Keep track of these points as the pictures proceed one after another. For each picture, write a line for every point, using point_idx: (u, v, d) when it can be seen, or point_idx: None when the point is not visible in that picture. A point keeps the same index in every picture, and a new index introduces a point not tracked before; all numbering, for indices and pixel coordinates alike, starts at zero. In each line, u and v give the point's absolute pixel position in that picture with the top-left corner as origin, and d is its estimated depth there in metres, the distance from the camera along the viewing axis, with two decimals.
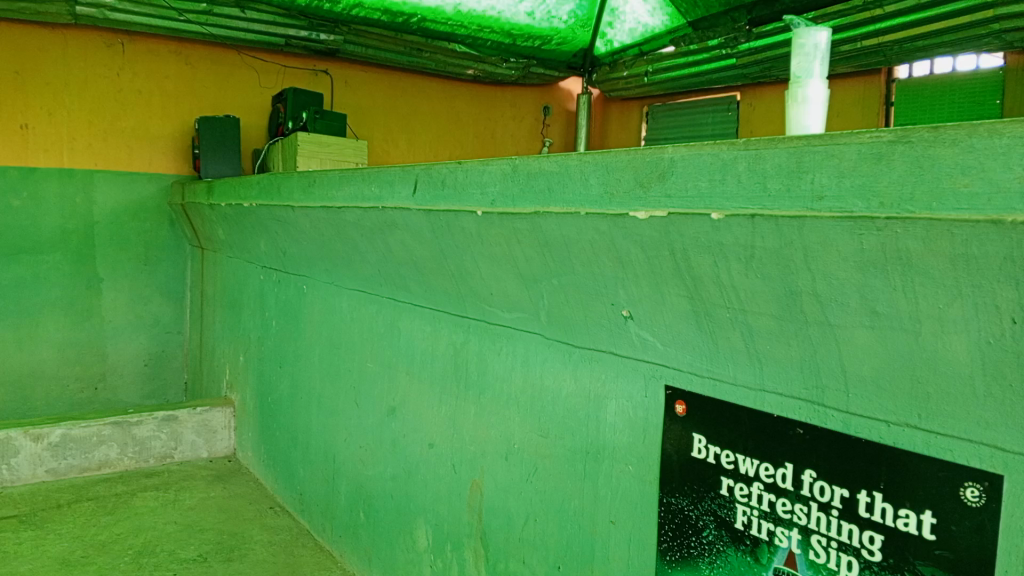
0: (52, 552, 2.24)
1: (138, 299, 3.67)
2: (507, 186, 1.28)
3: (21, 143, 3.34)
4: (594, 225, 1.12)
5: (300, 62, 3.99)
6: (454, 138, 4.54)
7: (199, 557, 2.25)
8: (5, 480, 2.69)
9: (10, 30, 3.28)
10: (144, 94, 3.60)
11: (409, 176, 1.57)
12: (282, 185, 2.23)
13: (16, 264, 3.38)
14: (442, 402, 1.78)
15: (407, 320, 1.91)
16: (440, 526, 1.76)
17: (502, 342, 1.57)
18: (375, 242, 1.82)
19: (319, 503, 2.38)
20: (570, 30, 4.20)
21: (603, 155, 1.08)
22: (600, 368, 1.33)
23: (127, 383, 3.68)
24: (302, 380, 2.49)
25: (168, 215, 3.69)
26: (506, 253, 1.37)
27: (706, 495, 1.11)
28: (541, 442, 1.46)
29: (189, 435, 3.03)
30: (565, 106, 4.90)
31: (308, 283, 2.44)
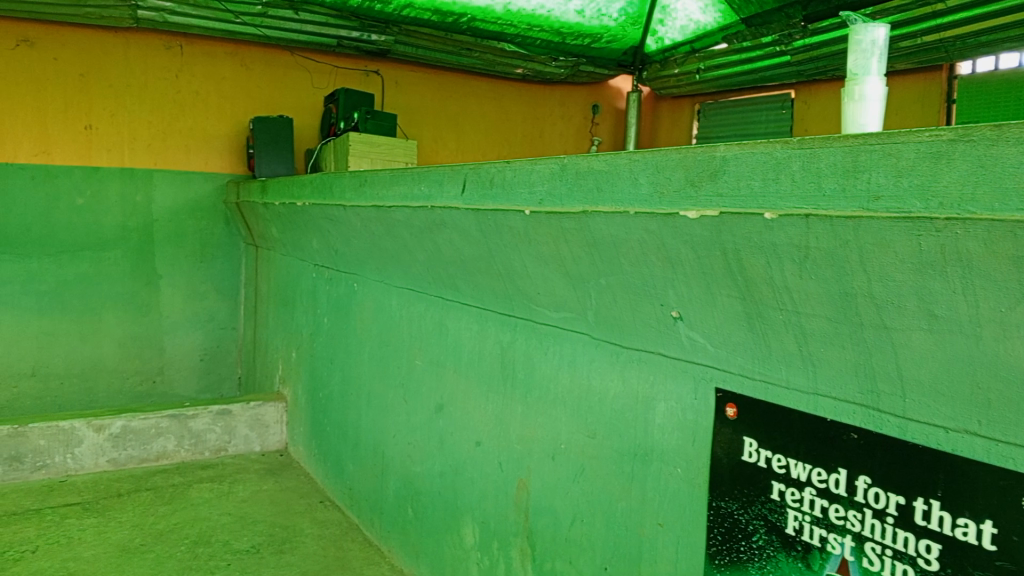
0: (112, 539, 2.32)
1: (195, 295, 3.77)
2: (555, 185, 1.28)
3: (85, 143, 3.47)
4: (643, 224, 1.12)
5: (352, 64, 4.05)
6: (502, 137, 4.54)
7: (252, 548, 2.30)
8: (70, 469, 2.79)
9: (75, 34, 3.40)
10: (202, 96, 3.70)
11: (457, 176, 1.58)
12: (334, 184, 2.27)
13: (80, 261, 3.51)
14: (489, 401, 1.79)
15: (455, 318, 1.93)
16: (486, 523, 1.77)
17: (549, 342, 1.57)
18: (425, 241, 1.84)
19: (368, 498, 2.41)
20: (620, 28, 4.10)
21: (653, 153, 1.07)
22: (647, 368, 1.32)
23: (183, 377, 3.79)
24: (353, 376, 2.53)
25: (224, 214, 3.79)
26: (553, 252, 1.37)
27: (757, 499, 1.10)
28: (588, 442, 1.46)
29: (243, 429, 3.11)
30: (614, 104, 4.86)
31: (358, 281, 2.48)
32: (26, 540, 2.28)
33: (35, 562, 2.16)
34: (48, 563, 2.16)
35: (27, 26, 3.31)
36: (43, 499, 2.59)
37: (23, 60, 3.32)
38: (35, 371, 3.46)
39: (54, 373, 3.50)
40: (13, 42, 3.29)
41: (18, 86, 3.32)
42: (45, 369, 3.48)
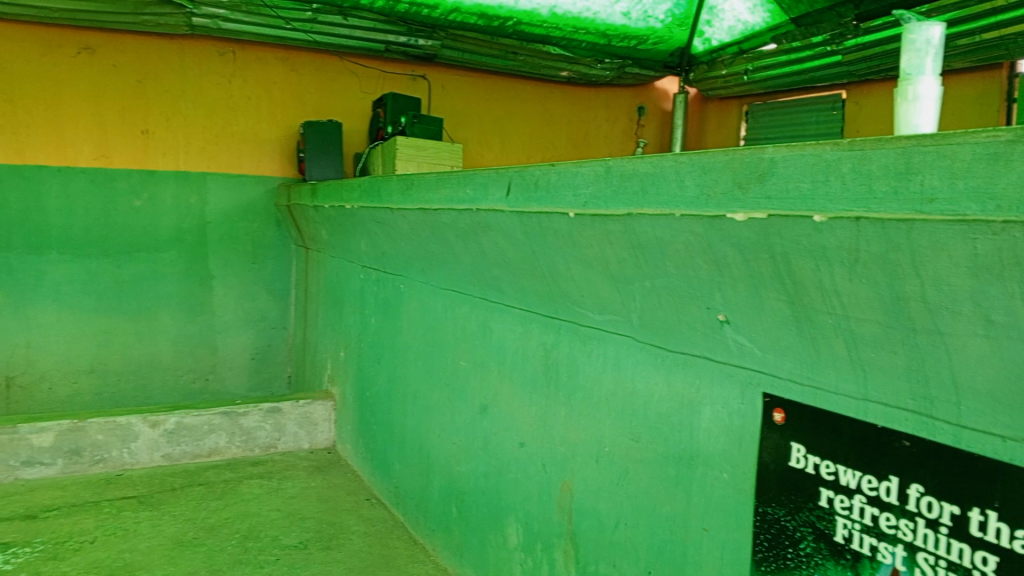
0: (166, 532, 2.39)
1: (247, 296, 3.86)
2: (600, 187, 1.29)
3: (142, 147, 3.58)
4: (689, 226, 1.11)
5: (400, 68, 4.10)
6: (548, 140, 4.54)
7: (300, 544, 2.35)
8: (126, 463, 2.88)
9: (134, 40, 3.51)
10: (254, 101, 3.79)
11: (502, 179, 1.59)
12: (381, 187, 2.30)
13: (137, 261, 3.62)
14: (533, 403, 1.80)
15: (499, 320, 1.94)
16: (531, 524, 1.77)
17: (593, 344, 1.57)
18: (470, 244, 1.85)
19: (413, 496, 2.44)
20: (666, 29, 4.05)
21: (699, 155, 1.06)
22: (692, 373, 1.32)
23: (235, 375, 3.88)
24: (399, 376, 2.56)
25: (275, 216, 3.87)
26: (597, 254, 1.37)
27: (805, 506, 1.08)
28: (632, 446, 1.46)
29: (292, 426, 3.17)
30: (660, 105, 4.83)
31: (404, 283, 2.50)
32: (85, 531, 2.36)
33: (93, 552, 2.23)
34: (106, 553, 2.23)
35: (88, 34, 3.43)
36: (100, 491, 2.68)
37: (85, 67, 3.44)
38: (94, 368, 3.58)
39: (112, 370, 3.62)
40: (76, 50, 3.42)
41: (80, 92, 3.45)
42: (103, 366, 3.60)
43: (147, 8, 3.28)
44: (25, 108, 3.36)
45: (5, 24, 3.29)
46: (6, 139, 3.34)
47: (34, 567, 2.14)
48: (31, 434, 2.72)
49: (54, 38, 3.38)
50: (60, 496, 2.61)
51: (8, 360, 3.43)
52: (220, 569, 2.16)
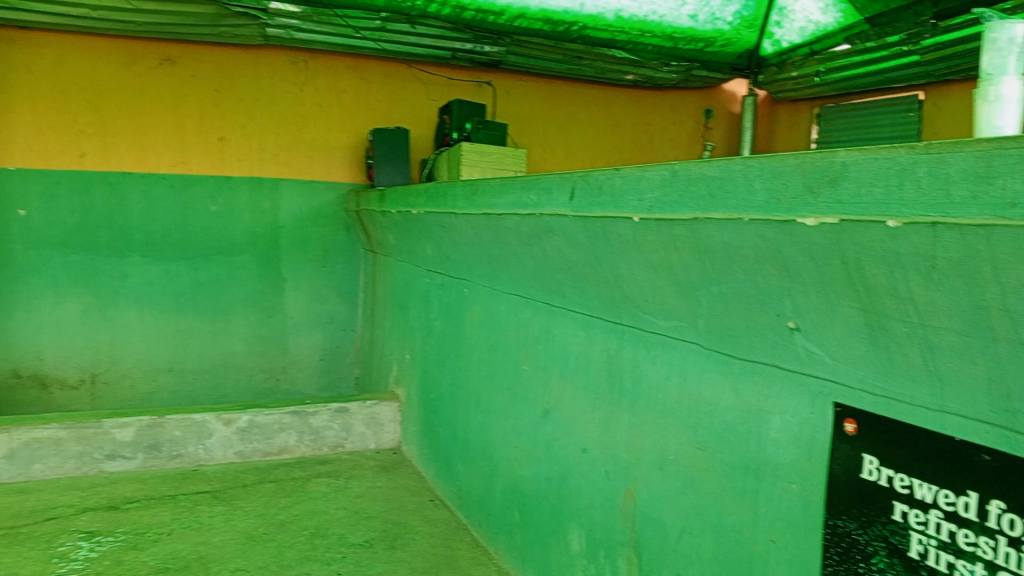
0: (239, 526, 2.47)
1: (317, 298, 3.96)
2: (665, 192, 1.28)
3: (219, 154, 3.71)
4: (758, 231, 1.10)
5: (466, 75, 4.15)
6: (613, 144, 4.52)
7: (365, 542, 2.39)
8: (201, 458, 2.99)
9: (212, 51, 3.65)
10: (325, 109, 3.88)
11: (566, 184, 1.60)
12: (446, 192, 2.34)
13: (213, 264, 3.75)
14: (596, 408, 1.80)
15: (562, 325, 1.94)
16: (594, 531, 1.77)
17: (658, 350, 1.56)
18: (533, 248, 1.87)
19: (476, 499, 2.46)
20: (734, 32, 3.98)
21: (769, 159, 1.05)
22: (760, 381, 1.29)
23: (305, 376, 3.98)
24: (463, 378, 2.58)
25: (344, 221, 3.96)
26: (662, 258, 1.37)
27: (877, 519, 1.06)
28: (697, 454, 1.44)
29: (359, 427, 3.24)
30: (728, 108, 4.75)
31: (468, 287, 2.53)
32: (163, 523, 2.46)
33: (170, 543, 2.33)
34: (182, 545, 2.32)
35: (169, 47, 3.58)
36: (177, 485, 2.78)
37: (166, 78, 3.59)
38: (172, 366, 3.73)
39: (189, 369, 3.77)
40: (157, 61, 3.57)
41: (161, 101, 3.60)
42: (180, 365, 3.75)
43: (224, 20, 3.40)
44: (111, 118, 3.53)
45: (93, 39, 3.47)
46: (93, 147, 3.51)
47: (117, 555, 2.24)
48: (114, 428, 2.84)
49: (137, 50, 3.54)
50: (140, 489, 2.72)
51: (93, 358, 3.60)
52: (290, 565, 2.22)
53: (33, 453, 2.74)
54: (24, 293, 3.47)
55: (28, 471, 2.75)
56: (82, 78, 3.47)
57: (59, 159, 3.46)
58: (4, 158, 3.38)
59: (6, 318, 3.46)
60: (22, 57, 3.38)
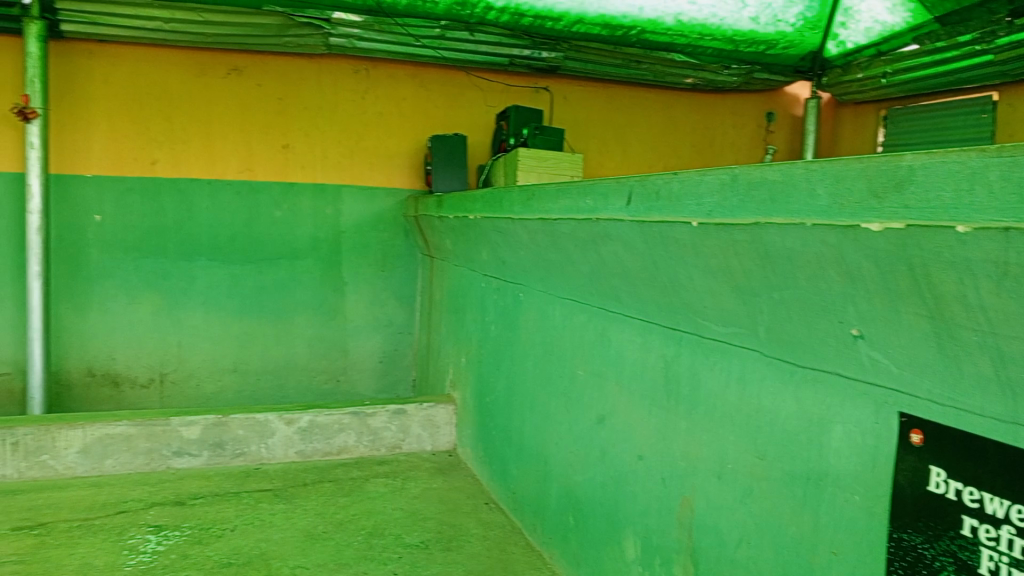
0: (299, 524, 2.52)
1: (376, 302, 4.03)
2: (725, 197, 1.26)
3: (283, 161, 3.81)
4: (821, 236, 1.08)
5: (524, 81, 4.17)
6: (671, 148, 4.48)
7: (421, 543, 2.42)
8: (263, 457, 3.06)
9: (277, 61, 3.75)
10: (385, 116, 3.95)
11: (623, 189, 1.59)
12: (503, 198, 2.35)
13: (277, 268, 3.85)
14: (652, 414, 1.78)
15: (618, 330, 1.93)
16: (649, 538, 1.76)
17: (717, 357, 1.54)
18: (590, 253, 1.86)
19: (530, 502, 2.46)
20: (798, 33, 3.90)
21: (832, 163, 1.03)
22: (823, 389, 1.26)
23: (364, 377, 4.05)
24: (518, 383, 2.59)
25: (403, 226, 4.02)
26: (721, 264, 1.35)
27: (945, 534, 1.02)
28: (757, 463, 1.42)
29: (416, 428, 3.27)
30: (791, 111, 4.66)
31: (524, 291, 2.54)
32: (226, 519, 2.54)
33: (233, 539, 2.39)
34: (245, 541, 2.39)
35: (236, 57, 3.70)
36: (240, 483, 2.86)
37: (233, 87, 3.70)
38: (237, 367, 3.84)
39: (253, 369, 3.87)
40: (225, 71, 3.69)
41: (228, 110, 3.71)
42: (245, 366, 3.85)
43: (289, 30, 3.49)
44: (181, 127, 3.66)
45: (165, 50, 3.60)
46: (165, 154, 3.65)
47: (183, 549, 2.31)
48: (181, 426, 2.94)
49: (206, 61, 3.66)
50: (205, 486, 2.81)
51: (163, 358, 3.74)
52: (348, 563, 2.26)
53: (106, 448, 2.86)
54: (99, 294, 3.62)
55: (101, 466, 2.86)
56: (155, 88, 3.61)
57: (133, 166, 3.61)
58: (81, 166, 3.54)
59: (83, 318, 3.61)
60: (99, 68, 3.53)
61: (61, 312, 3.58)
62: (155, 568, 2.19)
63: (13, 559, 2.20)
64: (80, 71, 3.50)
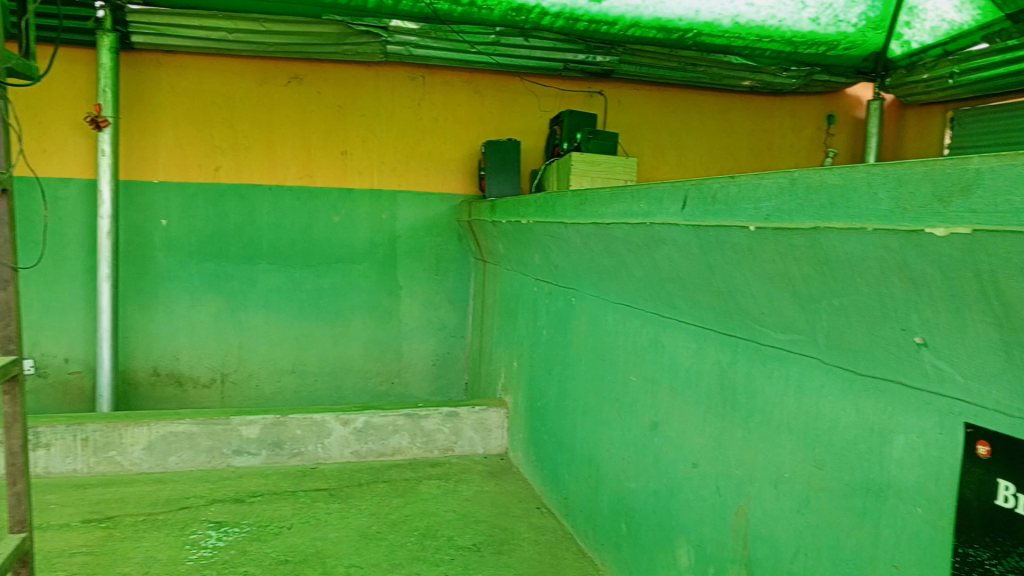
0: (354, 524, 2.56)
1: (430, 305, 4.07)
2: (783, 200, 1.24)
3: (341, 167, 3.88)
4: (882, 241, 1.05)
5: (578, 85, 4.16)
6: (728, 152, 4.41)
7: (473, 546, 2.43)
8: (320, 457, 3.12)
9: (336, 69, 3.83)
10: (440, 122, 3.99)
11: (678, 193, 1.58)
12: (556, 202, 2.35)
13: (335, 271, 3.93)
14: (707, 422, 1.76)
15: (673, 337, 1.91)
16: (703, 547, 1.73)
17: (774, 364, 1.51)
18: (643, 258, 1.85)
19: (582, 508, 2.45)
20: (859, 34, 3.80)
21: (896, 166, 1.00)
22: (885, 398, 1.23)
23: (417, 380, 4.10)
24: (570, 388, 2.59)
25: (457, 231, 4.06)
26: (780, 269, 1.33)
27: (1014, 550, 0.99)
28: (815, 473, 1.39)
29: (468, 431, 3.29)
30: (853, 113, 4.55)
31: (577, 296, 2.53)
32: (284, 517, 2.59)
33: (290, 537, 2.45)
34: (301, 539, 2.43)
35: (296, 65, 3.79)
36: (297, 482, 2.92)
37: (293, 94, 3.79)
38: (295, 368, 3.93)
39: (310, 371, 3.95)
40: (286, 79, 3.78)
41: (289, 116, 3.80)
42: (303, 367, 3.94)
43: (347, 38, 3.56)
44: (244, 134, 3.76)
45: (229, 59, 3.71)
46: (228, 161, 3.75)
47: (242, 545, 2.37)
48: (241, 425, 3.02)
49: (268, 69, 3.76)
50: (264, 484, 2.88)
51: (225, 358, 3.84)
52: (400, 564, 2.29)
53: (169, 446, 2.95)
54: (164, 297, 3.75)
55: (165, 463, 2.95)
56: (219, 96, 3.72)
57: (197, 172, 3.72)
58: (149, 172, 3.67)
59: (149, 319, 3.74)
60: (167, 78, 3.66)
61: (129, 313, 3.71)
62: (215, 563, 2.25)
63: (82, 551, 2.28)
64: (149, 80, 3.63)
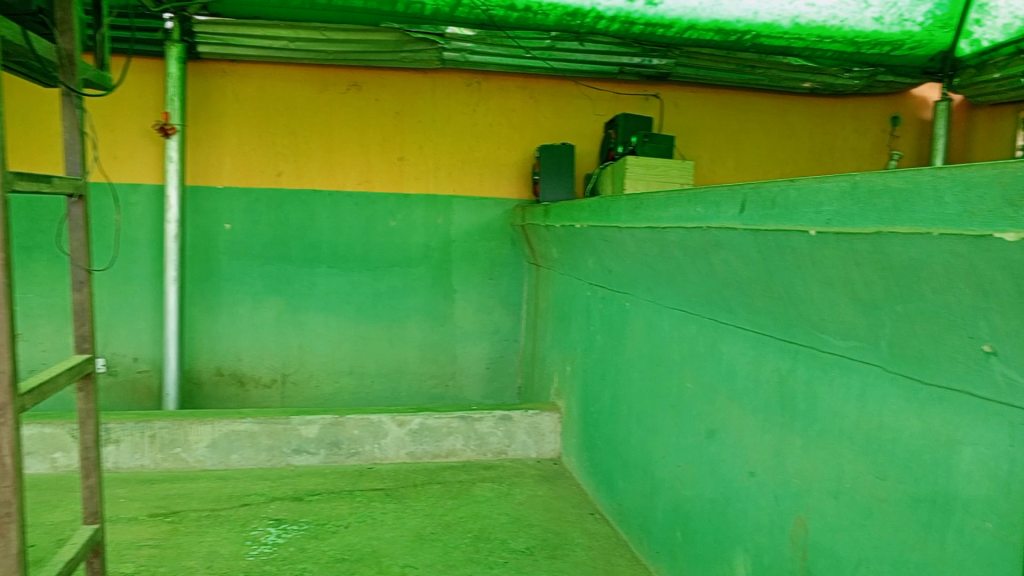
0: (409, 524, 2.60)
1: (484, 309, 4.10)
2: (845, 204, 1.22)
3: (398, 172, 3.94)
4: (949, 246, 1.03)
5: (633, 89, 4.14)
6: (787, 155, 4.33)
7: (527, 549, 2.44)
8: (377, 457, 3.18)
9: (393, 76, 3.89)
10: (496, 127, 4.02)
11: (736, 196, 1.56)
12: (610, 207, 2.35)
13: (391, 275, 3.99)
14: (765, 430, 1.73)
15: (730, 342, 1.89)
16: (760, 556, 1.71)
17: (835, 372, 1.48)
18: (700, 262, 1.84)
19: (636, 515, 2.44)
20: (926, 33, 3.64)
21: (964, 169, 0.97)
22: (951, 408, 1.20)
23: (471, 383, 4.13)
24: (625, 393, 2.57)
25: (511, 235, 4.08)
26: (841, 275, 1.31)
27: None
28: (877, 484, 1.35)
29: (521, 434, 3.30)
30: (919, 114, 4.41)
31: (631, 300, 2.52)
32: (341, 516, 2.64)
33: (347, 536, 2.49)
34: (357, 538, 2.48)
35: (356, 73, 3.86)
36: (354, 481, 2.97)
37: (352, 101, 3.87)
38: (353, 369, 4.00)
39: (367, 372, 4.02)
40: (345, 86, 3.86)
41: (348, 123, 3.88)
42: (360, 368, 4.01)
43: (405, 45, 3.62)
44: (305, 140, 3.85)
45: (291, 68, 3.81)
46: (289, 166, 3.85)
47: (300, 542, 2.43)
48: (301, 425, 3.09)
49: (328, 77, 3.84)
50: (322, 483, 2.94)
51: (285, 359, 3.94)
52: (455, 565, 2.31)
53: (231, 444, 3.04)
54: (227, 299, 3.86)
55: (227, 460, 3.04)
56: (281, 103, 3.82)
57: (259, 177, 3.83)
58: (213, 178, 3.78)
59: (214, 320, 3.85)
60: (232, 86, 3.77)
61: (195, 315, 3.83)
62: (275, 559, 2.31)
63: (149, 544, 2.37)
64: (215, 89, 3.75)
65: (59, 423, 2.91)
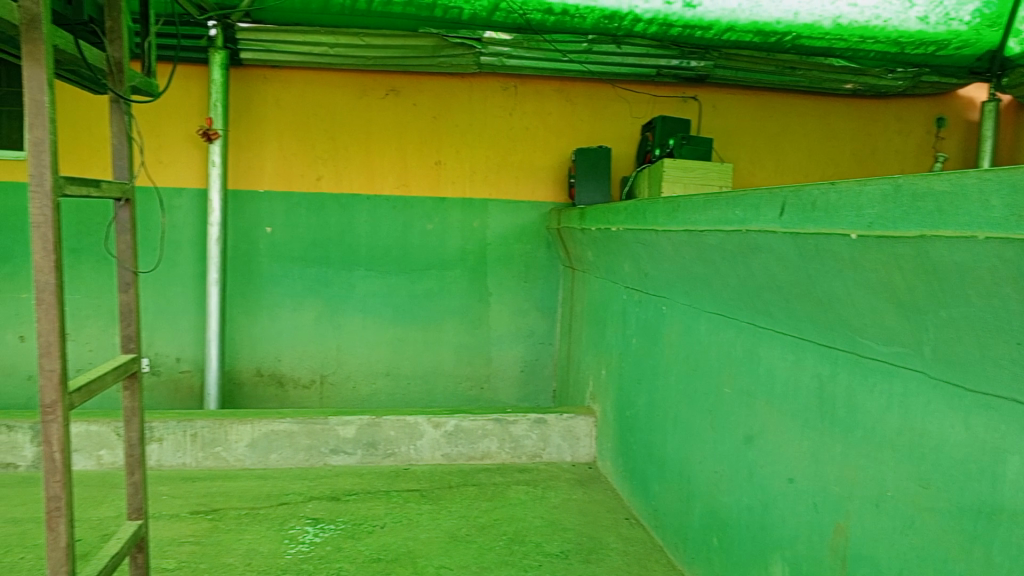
0: (444, 525, 2.61)
1: (519, 312, 4.11)
2: (888, 208, 1.20)
3: (435, 175, 3.97)
4: (995, 250, 1.01)
5: (671, 91, 4.12)
6: (828, 158, 4.27)
7: (561, 553, 2.44)
8: (412, 458, 3.20)
9: (431, 80, 3.92)
10: (533, 131, 4.03)
11: (776, 200, 1.54)
12: (647, 210, 2.34)
13: (428, 278, 4.02)
14: (804, 436, 1.71)
15: (768, 347, 1.87)
16: (799, 564, 1.69)
17: (876, 378, 1.46)
18: (738, 266, 1.82)
19: (672, 520, 2.42)
20: (973, 33, 3.53)
21: (1011, 172, 0.95)
22: (997, 417, 1.17)
23: (506, 386, 4.14)
24: (661, 397, 2.56)
25: (547, 238, 4.08)
26: (883, 279, 1.29)
27: None
28: (919, 492, 1.33)
29: (556, 438, 3.30)
30: (965, 115, 4.30)
31: (668, 304, 2.51)
32: (377, 516, 2.67)
33: (383, 536, 2.51)
34: (394, 539, 2.50)
35: (394, 78, 3.90)
36: (390, 482, 3.00)
37: (390, 106, 3.91)
38: (389, 371, 4.04)
39: (403, 375, 4.05)
40: (384, 91, 3.90)
41: (386, 127, 3.92)
42: (396, 370, 4.04)
43: (443, 50, 3.64)
44: (344, 144, 3.90)
45: (331, 73, 3.86)
46: (328, 170, 3.90)
47: (337, 542, 2.46)
48: (338, 426, 3.12)
49: (368, 82, 3.89)
50: (359, 483, 2.97)
51: (323, 360, 3.99)
52: (489, 567, 2.32)
53: (271, 443, 3.08)
54: (268, 301, 3.92)
55: (266, 460, 3.09)
56: (321, 108, 3.87)
57: (300, 181, 3.89)
58: (255, 181, 3.85)
59: (254, 322, 3.92)
60: (273, 91, 3.83)
61: (236, 316, 3.90)
62: (312, 557, 2.34)
63: (190, 540, 2.41)
64: (257, 94, 3.82)
65: (104, 421, 2.98)
